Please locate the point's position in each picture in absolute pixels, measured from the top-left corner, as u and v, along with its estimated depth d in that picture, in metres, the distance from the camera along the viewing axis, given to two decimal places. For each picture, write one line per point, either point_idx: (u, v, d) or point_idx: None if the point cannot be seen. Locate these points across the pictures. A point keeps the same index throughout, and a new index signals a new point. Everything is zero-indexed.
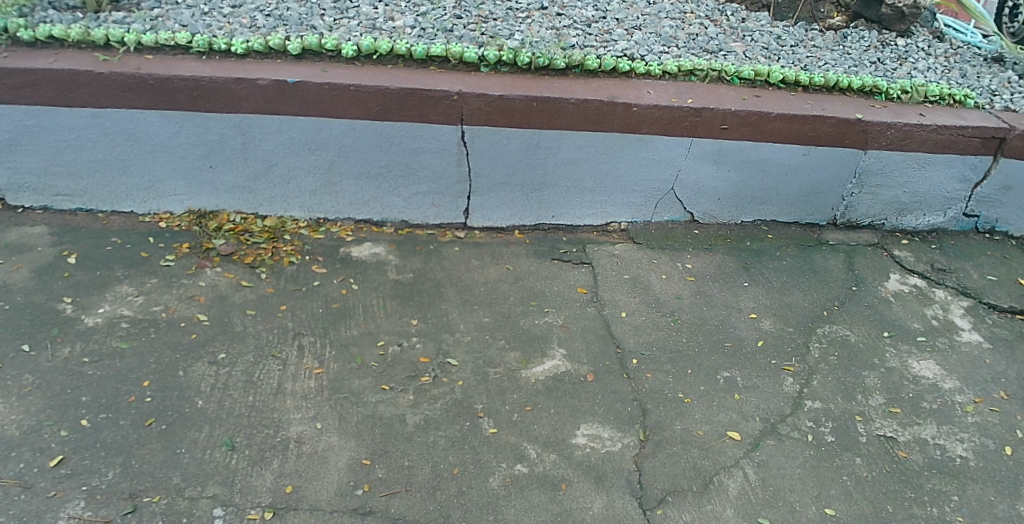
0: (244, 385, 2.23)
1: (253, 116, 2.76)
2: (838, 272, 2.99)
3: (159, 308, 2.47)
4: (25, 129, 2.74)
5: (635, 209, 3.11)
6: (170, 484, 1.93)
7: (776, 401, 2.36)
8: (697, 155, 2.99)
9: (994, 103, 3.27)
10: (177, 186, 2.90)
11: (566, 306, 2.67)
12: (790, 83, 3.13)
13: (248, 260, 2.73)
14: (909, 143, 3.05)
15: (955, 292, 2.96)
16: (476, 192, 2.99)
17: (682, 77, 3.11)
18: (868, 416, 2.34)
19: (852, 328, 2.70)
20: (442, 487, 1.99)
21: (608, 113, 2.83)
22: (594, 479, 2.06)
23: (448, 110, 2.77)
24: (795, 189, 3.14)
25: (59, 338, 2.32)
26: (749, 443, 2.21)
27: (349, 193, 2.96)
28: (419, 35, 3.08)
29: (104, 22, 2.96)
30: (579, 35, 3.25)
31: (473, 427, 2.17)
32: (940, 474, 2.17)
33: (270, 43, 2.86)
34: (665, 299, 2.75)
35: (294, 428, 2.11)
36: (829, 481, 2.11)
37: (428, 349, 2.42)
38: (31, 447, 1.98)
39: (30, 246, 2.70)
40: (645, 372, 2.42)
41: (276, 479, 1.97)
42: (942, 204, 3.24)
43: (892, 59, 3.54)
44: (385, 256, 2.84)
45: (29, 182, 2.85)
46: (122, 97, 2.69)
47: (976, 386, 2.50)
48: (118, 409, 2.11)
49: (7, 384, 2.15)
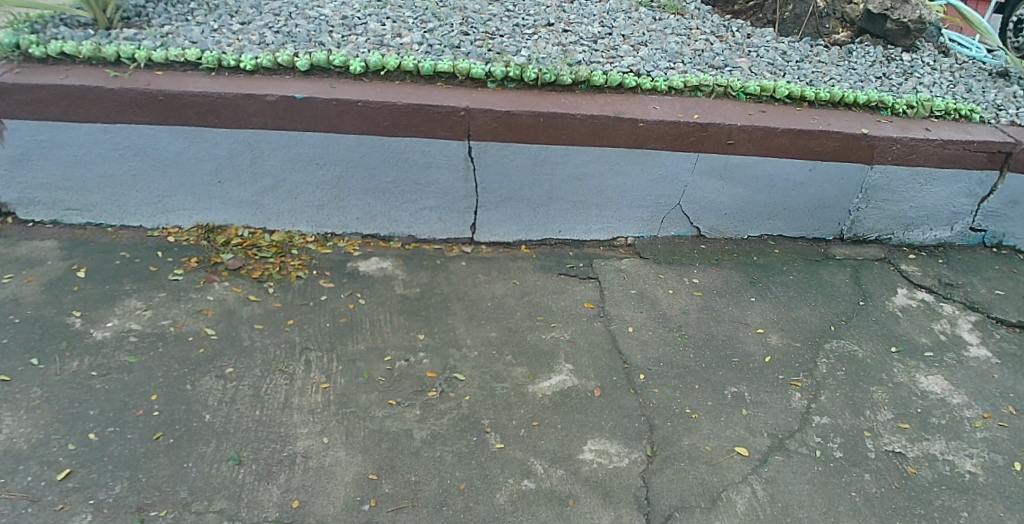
0: (251, 399, 2.23)
1: (262, 132, 2.78)
2: (845, 287, 2.98)
3: (167, 322, 2.48)
4: (36, 144, 2.78)
5: (642, 224, 3.11)
6: (177, 498, 1.93)
7: (783, 416, 2.36)
8: (704, 170, 3.00)
9: (1000, 117, 3.27)
10: (186, 201, 2.92)
11: (573, 321, 2.67)
12: (796, 98, 3.14)
13: (256, 274, 2.74)
14: (915, 158, 3.05)
15: (963, 307, 2.95)
16: (483, 208, 3.00)
17: (688, 93, 3.12)
18: (877, 432, 2.32)
19: (859, 343, 2.69)
20: (449, 503, 1.98)
21: (614, 129, 2.85)
22: (601, 495, 2.05)
23: (456, 126, 2.79)
24: (801, 205, 3.14)
25: (67, 351, 2.33)
26: (758, 459, 2.20)
27: (357, 208, 2.97)
28: (427, 52, 3.11)
29: (115, 38, 2.99)
30: (585, 52, 3.27)
31: (480, 442, 2.17)
32: (950, 490, 2.16)
33: (279, 59, 2.89)
34: (672, 315, 2.75)
35: (301, 443, 2.11)
36: (837, 497, 2.10)
37: (435, 365, 2.42)
38: (39, 460, 1.98)
39: (40, 260, 2.72)
40: (652, 387, 2.42)
41: (283, 494, 1.97)
42: (948, 218, 3.24)
43: (897, 74, 3.55)
44: (392, 271, 2.85)
45: (39, 197, 2.88)
46: (132, 113, 2.72)
47: (984, 401, 2.49)
48: (126, 423, 2.11)
49: (16, 397, 2.15)
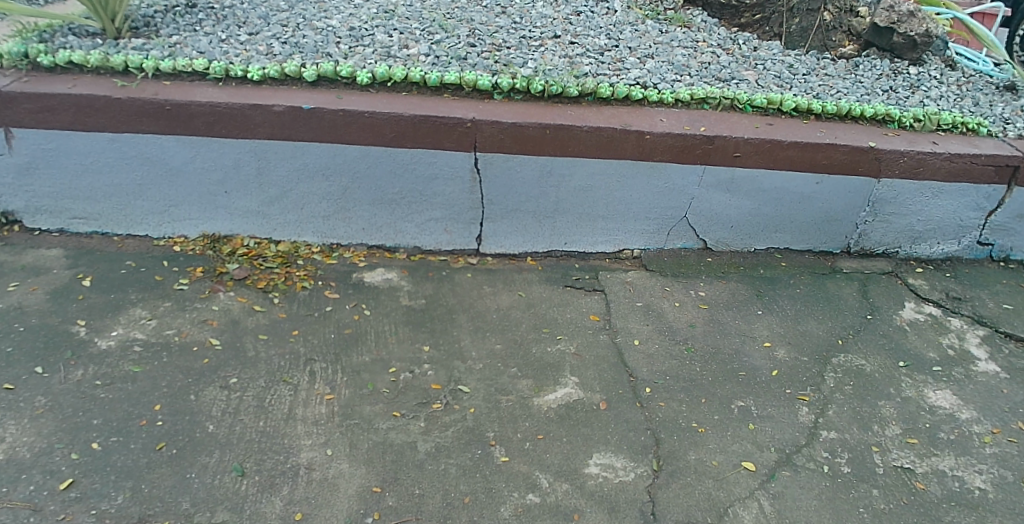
0: (255, 410, 2.22)
1: (268, 143, 2.79)
2: (853, 301, 2.97)
3: (172, 332, 2.48)
4: (44, 153, 2.79)
5: (648, 236, 3.10)
6: (179, 509, 1.91)
7: (791, 431, 2.33)
8: (710, 183, 3.00)
9: (1008, 131, 3.26)
10: (192, 210, 2.92)
11: (578, 334, 2.66)
12: (803, 111, 3.14)
13: (261, 284, 2.74)
14: (922, 171, 3.04)
15: (971, 321, 2.93)
16: (489, 220, 2.99)
17: (695, 105, 3.12)
18: (885, 447, 2.30)
19: (867, 358, 2.67)
20: (453, 516, 1.97)
21: (621, 141, 2.84)
22: (607, 510, 2.03)
23: (462, 137, 2.79)
24: (808, 218, 3.13)
25: (72, 360, 2.32)
26: (765, 474, 2.18)
27: (363, 219, 2.97)
28: (433, 63, 3.11)
29: (124, 48, 3.00)
30: (592, 64, 3.28)
31: (484, 455, 2.16)
32: (959, 507, 2.13)
33: (286, 70, 2.89)
34: (678, 327, 2.74)
35: (304, 455, 2.10)
36: (845, 513, 2.08)
37: (440, 377, 2.41)
38: (41, 470, 1.97)
39: (46, 268, 2.72)
40: (658, 400, 2.40)
41: (286, 506, 1.95)
42: (956, 232, 3.22)
43: (904, 87, 3.55)
44: (397, 282, 2.85)
45: (46, 205, 2.88)
46: (139, 122, 2.73)
47: (993, 417, 2.47)
48: (129, 433, 2.10)
49: (20, 406, 2.15)
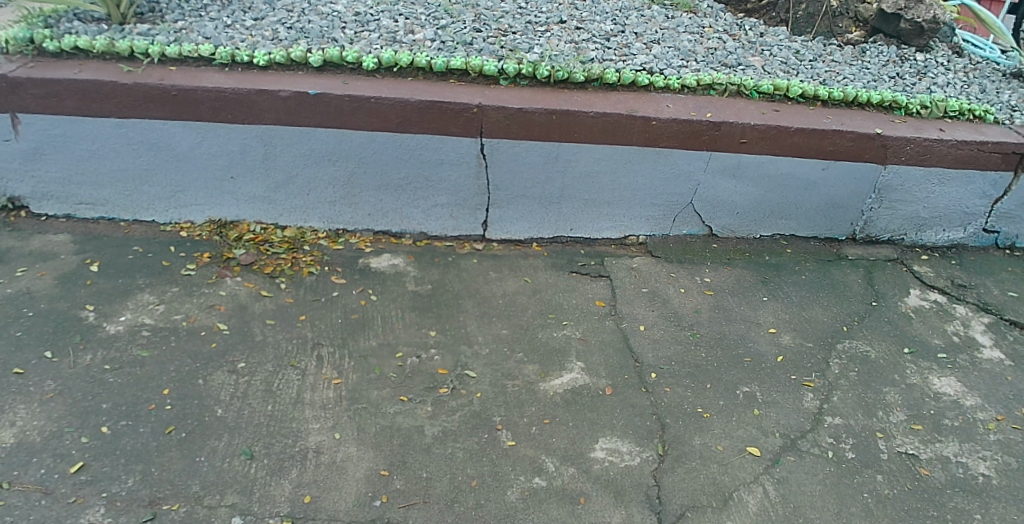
0: (263, 394, 2.23)
1: (275, 128, 2.79)
2: (858, 287, 2.97)
3: (180, 316, 2.49)
4: (50, 138, 2.79)
5: (654, 223, 3.10)
6: (189, 492, 1.93)
7: (796, 416, 2.34)
8: (716, 169, 2.99)
9: (1014, 118, 3.24)
10: (199, 196, 2.92)
11: (584, 320, 2.67)
12: (809, 97, 3.13)
13: (268, 269, 2.75)
14: (929, 158, 3.03)
15: (976, 308, 2.93)
16: (495, 205, 3.00)
17: (701, 91, 3.11)
18: (889, 433, 2.31)
19: (872, 344, 2.67)
20: (460, 500, 1.98)
21: (627, 127, 2.84)
22: (612, 494, 2.04)
23: (468, 123, 2.79)
24: (814, 204, 3.13)
25: (81, 344, 2.34)
26: (769, 459, 2.19)
27: (369, 204, 2.97)
28: (439, 48, 3.10)
29: (129, 33, 3.00)
30: (598, 49, 3.27)
31: (491, 439, 2.17)
32: (963, 492, 2.14)
33: (292, 55, 2.89)
34: (684, 313, 2.74)
35: (312, 438, 2.11)
36: (849, 498, 2.09)
37: (447, 361, 2.42)
38: (52, 453, 1.99)
39: (54, 254, 2.73)
40: (663, 386, 2.41)
41: (295, 489, 1.97)
42: (961, 219, 3.22)
43: (911, 74, 3.53)
44: (403, 268, 2.85)
45: (53, 191, 2.89)
46: (144, 108, 2.73)
47: (998, 404, 2.47)
48: (138, 417, 2.12)
49: (30, 390, 2.16)
